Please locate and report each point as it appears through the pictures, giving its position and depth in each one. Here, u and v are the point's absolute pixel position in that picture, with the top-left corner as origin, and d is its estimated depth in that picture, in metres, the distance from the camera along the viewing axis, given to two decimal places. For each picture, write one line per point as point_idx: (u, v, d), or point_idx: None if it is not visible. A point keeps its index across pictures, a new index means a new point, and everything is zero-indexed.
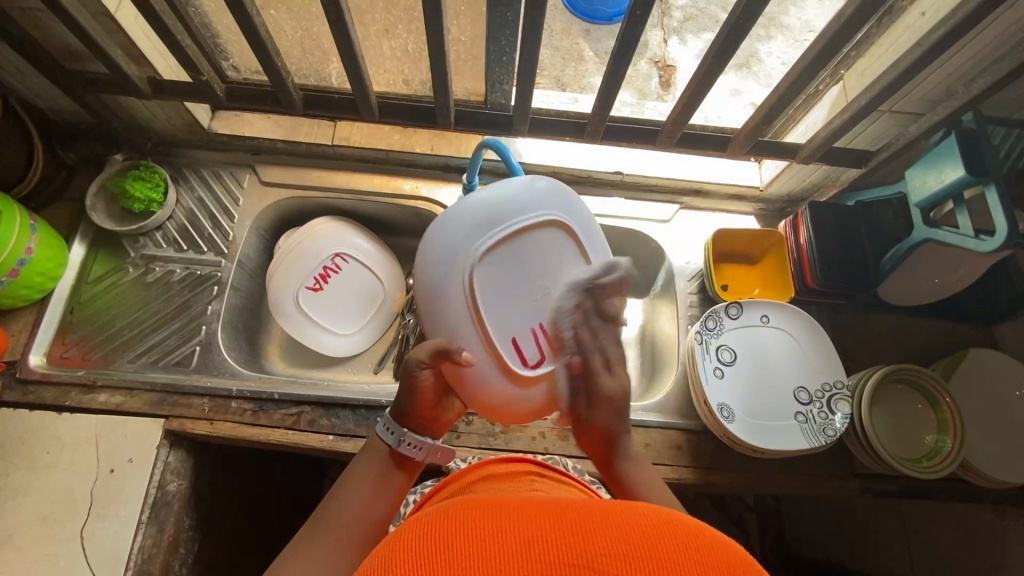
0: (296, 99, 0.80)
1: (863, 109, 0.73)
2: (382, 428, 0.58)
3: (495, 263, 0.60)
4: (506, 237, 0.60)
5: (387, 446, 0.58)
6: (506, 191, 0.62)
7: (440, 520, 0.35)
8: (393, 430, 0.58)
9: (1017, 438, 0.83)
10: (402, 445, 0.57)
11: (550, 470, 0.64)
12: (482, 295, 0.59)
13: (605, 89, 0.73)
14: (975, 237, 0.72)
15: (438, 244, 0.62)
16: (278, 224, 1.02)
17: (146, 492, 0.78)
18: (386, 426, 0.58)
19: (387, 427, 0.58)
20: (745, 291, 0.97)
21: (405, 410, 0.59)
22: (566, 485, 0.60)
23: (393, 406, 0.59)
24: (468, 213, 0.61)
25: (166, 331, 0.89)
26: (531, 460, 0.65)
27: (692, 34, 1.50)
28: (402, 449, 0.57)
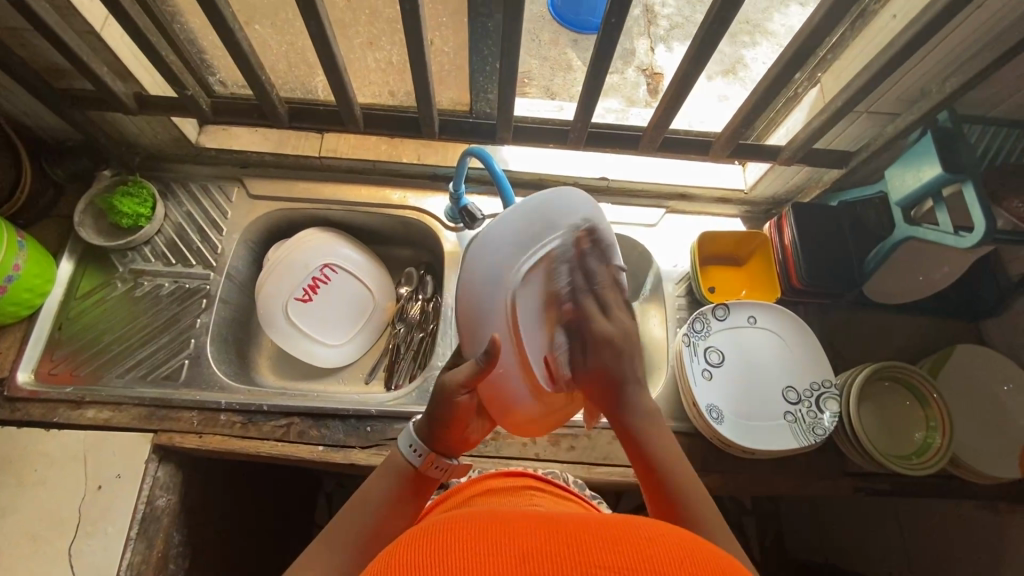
0: (281, 112, 0.81)
1: (839, 110, 0.74)
2: (404, 444, 0.57)
3: (543, 282, 0.57)
4: (551, 254, 0.57)
5: (411, 465, 0.57)
6: (545, 204, 0.57)
7: (432, 537, 0.34)
8: (420, 451, 0.56)
9: (1004, 433, 0.84)
10: (429, 467, 0.56)
11: (548, 485, 0.67)
12: (526, 315, 0.55)
13: (586, 96, 0.74)
14: (954, 233, 0.73)
15: (478, 263, 0.56)
16: (267, 236, 1.03)
17: (134, 508, 0.78)
18: (410, 444, 0.57)
19: (412, 446, 0.57)
20: (732, 293, 0.97)
21: (435, 432, 0.57)
22: (565, 501, 0.62)
23: (421, 426, 0.57)
24: (502, 225, 0.56)
25: (155, 345, 0.89)
26: (531, 476, 0.68)
27: (678, 41, 1.53)
28: (429, 472, 0.56)
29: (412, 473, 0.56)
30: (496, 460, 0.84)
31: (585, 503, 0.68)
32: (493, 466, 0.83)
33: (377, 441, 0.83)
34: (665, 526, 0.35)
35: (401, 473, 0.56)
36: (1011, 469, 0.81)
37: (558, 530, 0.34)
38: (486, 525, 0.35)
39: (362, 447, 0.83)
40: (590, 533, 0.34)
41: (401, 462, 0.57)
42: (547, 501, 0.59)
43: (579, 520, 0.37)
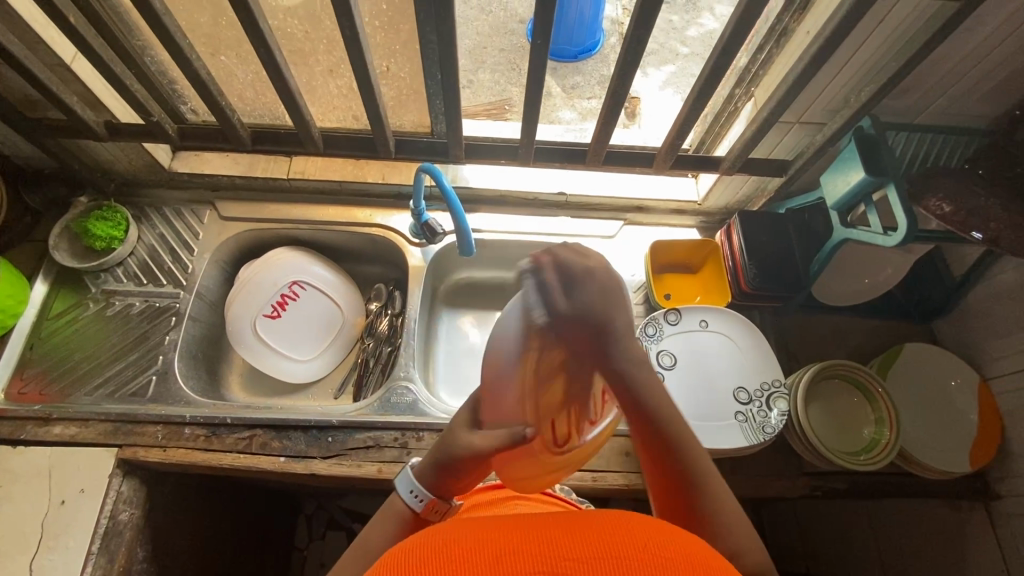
0: (243, 136, 0.86)
1: (765, 120, 0.79)
2: (404, 489, 0.54)
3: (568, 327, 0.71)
4: None
5: (410, 510, 0.53)
6: None
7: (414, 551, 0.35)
8: (421, 497, 0.53)
9: (953, 428, 0.87)
10: (430, 512, 0.53)
11: (530, 491, 0.67)
12: None
13: (528, 113, 0.78)
14: (883, 233, 0.76)
15: None
16: (239, 256, 1.06)
17: (97, 522, 0.79)
18: (411, 489, 0.53)
19: (413, 492, 0.53)
20: (687, 299, 1.00)
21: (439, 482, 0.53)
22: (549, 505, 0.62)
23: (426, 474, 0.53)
24: None
25: (124, 363, 0.92)
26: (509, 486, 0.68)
27: (654, 66, 1.55)
28: (429, 517, 0.53)
29: (416, 522, 0.53)
30: None
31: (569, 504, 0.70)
32: None
33: (338, 451, 0.85)
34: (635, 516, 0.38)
35: (403, 518, 0.53)
36: (961, 463, 0.84)
37: (534, 528, 0.36)
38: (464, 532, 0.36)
39: (323, 457, 0.84)
40: (564, 530, 0.36)
41: (403, 508, 0.54)
42: (530, 505, 0.60)
43: (554, 517, 0.38)
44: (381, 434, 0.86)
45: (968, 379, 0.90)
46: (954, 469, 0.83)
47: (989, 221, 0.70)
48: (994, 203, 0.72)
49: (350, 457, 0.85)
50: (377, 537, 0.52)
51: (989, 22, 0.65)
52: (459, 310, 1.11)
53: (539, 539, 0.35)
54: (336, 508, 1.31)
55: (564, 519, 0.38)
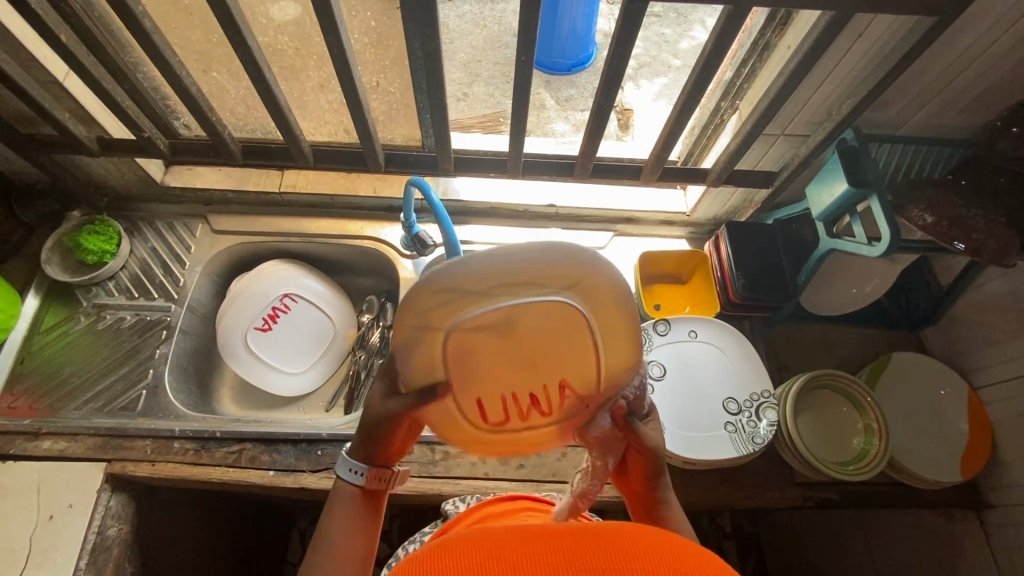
0: (234, 151, 0.87)
1: (749, 133, 0.80)
2: (347, 471, 0.53)
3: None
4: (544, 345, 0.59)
5: (356, 487, 0.53)
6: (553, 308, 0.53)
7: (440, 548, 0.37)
8: (359, 470, 0.52)
9: (944, 437, 0.87)
10: (373, 481, 0.53)
11: (540, 503, 0.68)
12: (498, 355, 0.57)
13: (515, 127, 0.79)
14: (867, 243, 0.77)
15: None
16: (231, 269, 1.07)
17: (84, 537, 0.79)
18: (351, 467, 0.53)
19: (352, 467, 0.53)
20: (676, 310, 1.01)
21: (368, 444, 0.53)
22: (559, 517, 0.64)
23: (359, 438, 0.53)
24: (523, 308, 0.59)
25: (115, 377, 0.92)
26: (519, 497, 0.69)
27: (646, 78, 1.57)
28: (373, 486, 0.53)
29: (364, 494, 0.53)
30: (445, 480, 0.85)
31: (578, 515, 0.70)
32: (443, 486, 0.85)
33: (327, 464, 0.85)
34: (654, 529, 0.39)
35: (354, 497, 0.53)
36: (953, 473, 0.85)
37: (553, 538, 0.38)
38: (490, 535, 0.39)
39: (313, 471, 0.84)
40: (581, 539, 0.38)
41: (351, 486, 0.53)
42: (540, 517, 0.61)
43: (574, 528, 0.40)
44: None
45: (957, 388, 0.90)
46: (946, 479, 0.82)
47: (971, 231, 0.71)
48: (976, 214, 0.72)
49: None
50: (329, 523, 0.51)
51: (964, 37, 0.67)
52: None
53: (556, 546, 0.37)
54: None
55: (582, 530, 0.39)
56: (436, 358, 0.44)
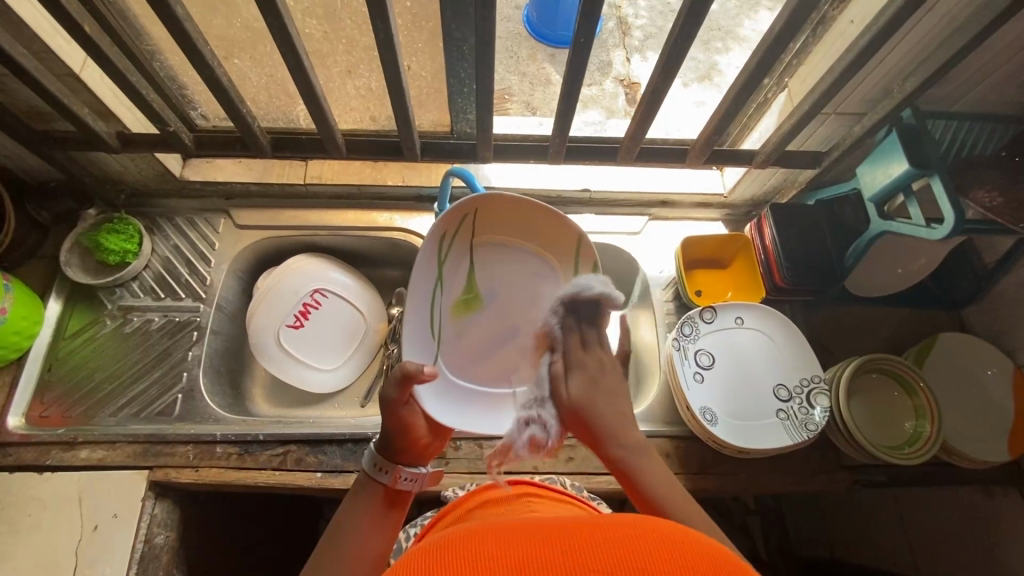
0: (263, 142, 0.83)
1: (806, 114, 0.77)
2: (369, 464, 0.60)
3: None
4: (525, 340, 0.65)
5: (381, 484, 0.59)
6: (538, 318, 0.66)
7: (415, 557, 0.36)
8: (383, 468, 0.59)
9: (991, 417, 0.87)
10: (397, 480, 0.59)
11: (538, 489, 0.69)
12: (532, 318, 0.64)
13: (562, 111, 0.76)
14: (927, 225, 0.74)
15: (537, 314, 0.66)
16: (256, 264, 1.03)
17: (133, 547, 0.77)
18: (375, 462, 0.60)
19: (377, 464, 0.59)
20: (718, 295, 0.99)
21: (390, 451, 0.61)
22: (558, 504, 0.64)
23: (380, 447, 0.61)
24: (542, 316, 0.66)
25: (147, 381, 0.89)
26: (523, 483, 0.70)
27: (653, 51, 1.57)
28: (398, 485, 0.59)
29: (387, 492, 0.59)
30: None
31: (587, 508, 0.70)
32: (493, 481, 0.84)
33: None
34: (630, 519, 0.38)
35: (372, 494, 0.58)
36: (1001, 452, 0.85)
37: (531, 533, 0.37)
38: (465, 539, 0.37)
39: (360, 471, 0.83)
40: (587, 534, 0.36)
41: (373, 485, 0.59)
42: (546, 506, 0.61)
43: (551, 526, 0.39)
44: None
45: (1004, 368, 0.90)
46: (995, 458, 0.82)
47: None
48: None
49: None
50: (354, 521, 0.55)
51: None
52: None
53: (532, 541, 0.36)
54: None
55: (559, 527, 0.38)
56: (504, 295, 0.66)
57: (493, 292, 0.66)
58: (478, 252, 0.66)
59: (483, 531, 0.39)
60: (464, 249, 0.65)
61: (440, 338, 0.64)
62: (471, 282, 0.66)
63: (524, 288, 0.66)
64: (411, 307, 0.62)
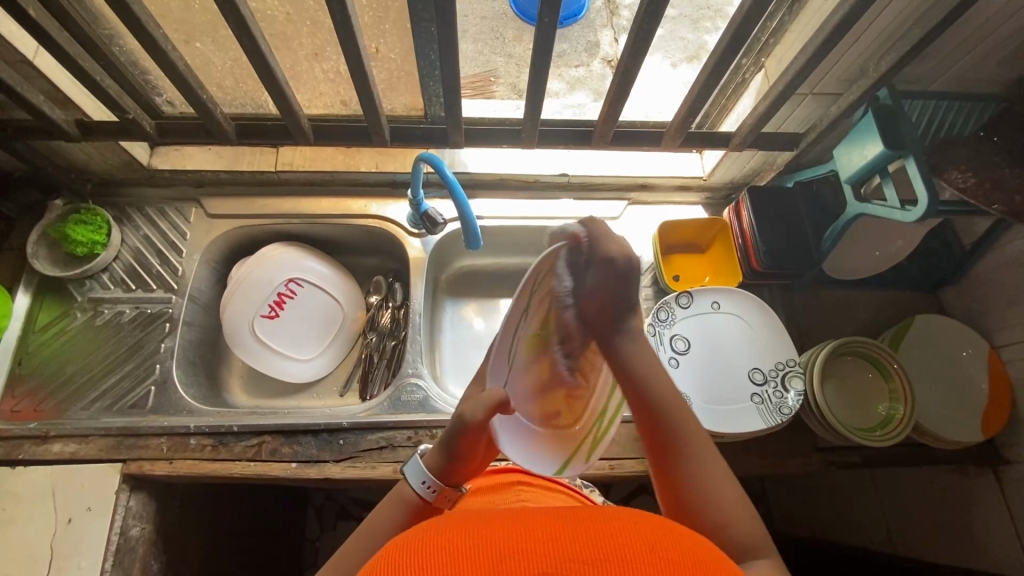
0: (227, 129, 0.81)
1: (780, 94, 0.75)
2: (416, 479, 0.58)
3: None
4: None
5: (424, 500, 0.58)
6: None
7: (407, 552, 0.34)
8: (433, 488, 0.57)
9: (966, 397, 0.88)
10: (441, 500, 0.58)
11: (538, 478, 0.69)
12: None
13: (531, 95, 0.74)
14: (901, 208, 0.73)
15: None
16: (230, 253, 1.02)
17: (108, 539, 0.77)
18: (422, 479, 0.58)
19: (424, 481, 0.58)
20: (696, 280, 0.98)
21: (445, 471, 0.58)
22: (553, 494, 0.65)
23: (434, 466, 0.58)
24: None
25: (119, 374, 0.88)
26: (520, 470, 0.71)
27: None
28: (441, 504, 0.58)
29: (425, 506, 0.59)
30: None
31: (582, 498, 0.70)
32: None
33: (351, 453, 0.83)
34: (628, 514, 0.38)
35: (412, 503, 0.58)
36: (974, 433, 0.85)
37: (525, 523, 0.36)
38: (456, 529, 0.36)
39: (336, 460, 0.82)
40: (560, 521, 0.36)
41: (412, 495, 0.59)
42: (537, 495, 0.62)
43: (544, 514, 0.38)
44: (393, 434, 0.84)
45: (979, 349, 0.90)
46: (967, 439, 0.83)
47: (1013, 193, 0.67)
48: (1017, 173, 0.69)
49: (364, 459, 0.83)
50: (388, 526, 0.56)
51: None
52: (462, 300, 1.11)
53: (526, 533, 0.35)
54: (346, 498, 1.34)
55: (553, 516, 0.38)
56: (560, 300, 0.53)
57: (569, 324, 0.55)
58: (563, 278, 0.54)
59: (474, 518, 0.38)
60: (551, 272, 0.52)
61: (515, 366, 0.51)
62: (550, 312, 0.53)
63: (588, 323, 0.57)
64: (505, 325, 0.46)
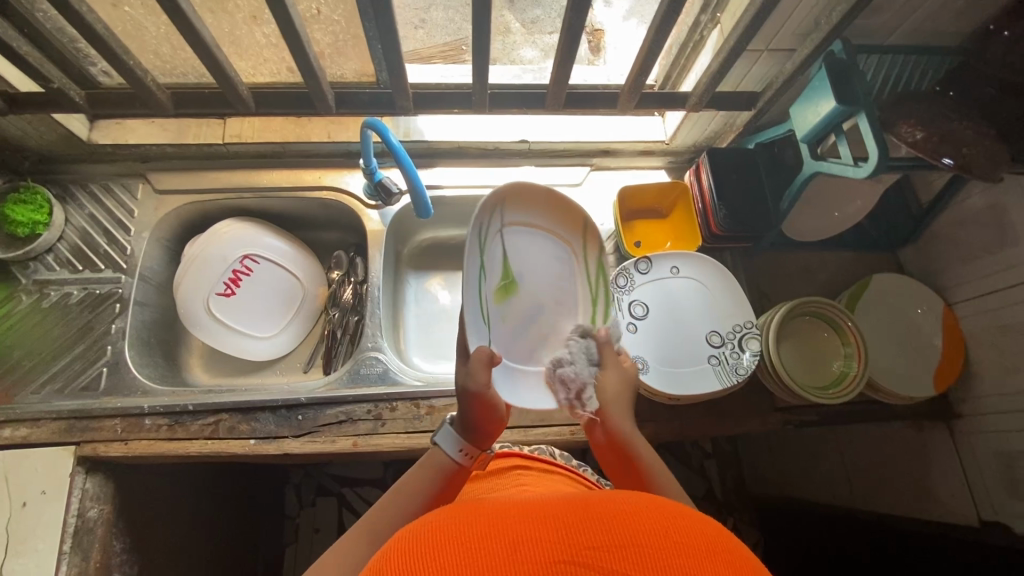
0: (161, 99, 0.78)
1: (733, 50, 0.73)
2: (448, 447, 0.58)
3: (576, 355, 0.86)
4: None
5: (461, 464, 0.58)
6: None
7: (421, 545, 0.34)
8: (467, 450, 0.58)
9: (920, 353, 0.89)
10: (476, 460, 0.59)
11: (536, 461, 0.71)
12: None
13: (476, 58, 0.72)
14: (854, 164, 0.73)
15: None
16: (182, 230, 0.99)
17: (65, 521, 0.77)
18: (455, 446, 0.58)
19: (458, 448, 0.58)
20: (657, 245, 0.97)
21: (471, 431, 0.59)
22: (548, 476, 0.67)
23: (459, 429, 0.59)
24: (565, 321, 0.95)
25: (70, 356, 0.86)
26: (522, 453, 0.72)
27: None
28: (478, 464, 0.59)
29: (458, 472, 0.58)
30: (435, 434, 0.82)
31: (579, 480, 0.72)
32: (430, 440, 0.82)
33: (310, 428, 0.82)
34: (647, 498, 0.39)
35: (446, 467, 0.57)
36: (928, 387, 0.87)
37: (546, 514, 0.36)
38: (477, 518, 0.36)
39: (295, 436, 0.82)
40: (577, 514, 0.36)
41: (446, 461, 0.58)
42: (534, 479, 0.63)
43: (561, 501, 0.39)
44: (353, 408, 0.83)
45: (933, 305, 0.92)
46: (919, 394, 0.85)
47: (961, 145, 0.67)
48: (967, 128, 0.69)
49: (323, 433, 0.82)
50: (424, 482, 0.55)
51: None
52: (426, 273, 1.09)
53: (548, 521, 0.35)
54: (323, 475, 1.35)
55: (571, 503, 0.38)
56: (524, 241, 0.63)
57: (528, 276, 0.62)
58: (509, 234, 0.62)
59: (494, 506, 0.39)
60: (497, 233, 0.60)
61: (490, 323, 0.58)
62: (506, 268, 0.61)
63: (546, 270, 0.64)
64: (465, 289, 0.54)
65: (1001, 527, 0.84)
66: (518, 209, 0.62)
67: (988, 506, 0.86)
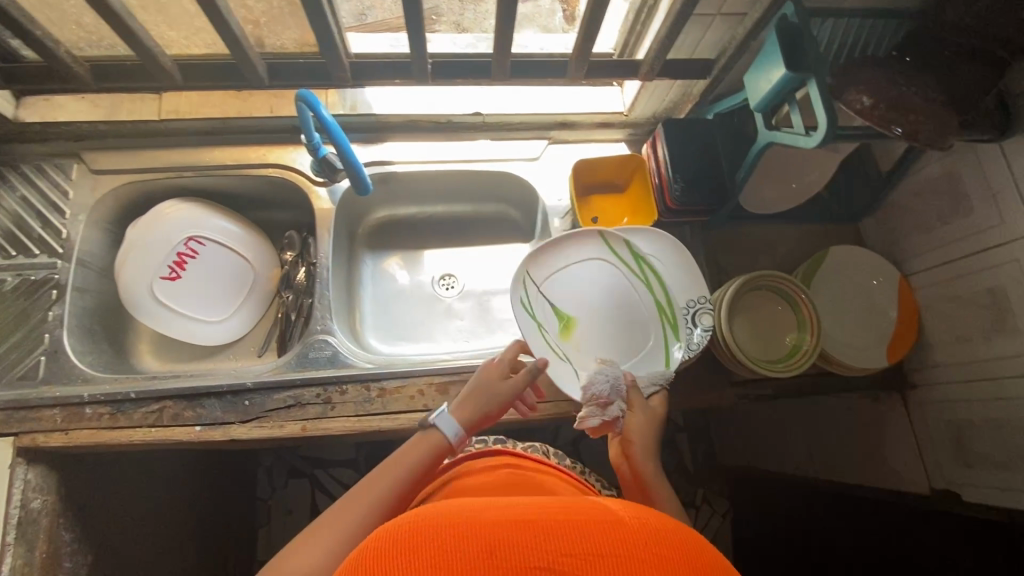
0: (79, 71, 0.73)
1: (680, 15, 0.70)
2: (448, 428, 0.67)
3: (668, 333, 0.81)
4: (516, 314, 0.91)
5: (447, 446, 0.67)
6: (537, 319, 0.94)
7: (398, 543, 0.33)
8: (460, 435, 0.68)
9: (875, 325, 0.89)
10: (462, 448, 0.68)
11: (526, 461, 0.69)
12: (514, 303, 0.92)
13: (410, 27, 0.68)
14: (805, 134, 0.70)
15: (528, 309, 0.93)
16: (124, 212, 0.95)
17: (6, 512, 0.75)
18: (454, 429, 0.67)
19: (457, 431, 0.67)
20: (614, 220, 0.95)
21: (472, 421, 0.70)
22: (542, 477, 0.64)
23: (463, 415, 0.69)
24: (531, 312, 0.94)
25: (5, 346, 0.83)
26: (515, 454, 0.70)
27: None
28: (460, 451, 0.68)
29: (446, 451, 0.66)
30: (386, 418, 0.81)
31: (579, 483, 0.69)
32: (380, 423, 0.80)
33: (257, 414, 0.81)
34: (641, 510, 0.37)
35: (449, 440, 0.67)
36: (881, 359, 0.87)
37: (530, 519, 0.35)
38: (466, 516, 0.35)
39: (242, 421, 0.80)
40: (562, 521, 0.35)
41: (445, 442, 0.66)
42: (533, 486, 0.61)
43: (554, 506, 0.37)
44: (301, 392, 0.82)
45: (890, 277, 0.91)
46: (871, 366, 0.84)
47: (907, 113, 0.65)
48: (916, 92, 0.66)
49: (272, 418, 0.80)
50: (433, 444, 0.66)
51: None
52: (384, 252, 1.07)
53: (539, 525, 0.34)
54: (294, 457, 1.34)
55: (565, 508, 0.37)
56: (564, 275, 0.82)
57: (575, 305, 0.82)
58: (551, 284, 0.82)
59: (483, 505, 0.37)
60: (539, 292, 0.81)
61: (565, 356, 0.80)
62: (558, 310, 0.81)
63: (590, 290, 0.82)
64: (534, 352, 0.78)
65: (950, 494, 0.86)
66: (561, 258, 0.82)
67: (939, 475, 0.87)
